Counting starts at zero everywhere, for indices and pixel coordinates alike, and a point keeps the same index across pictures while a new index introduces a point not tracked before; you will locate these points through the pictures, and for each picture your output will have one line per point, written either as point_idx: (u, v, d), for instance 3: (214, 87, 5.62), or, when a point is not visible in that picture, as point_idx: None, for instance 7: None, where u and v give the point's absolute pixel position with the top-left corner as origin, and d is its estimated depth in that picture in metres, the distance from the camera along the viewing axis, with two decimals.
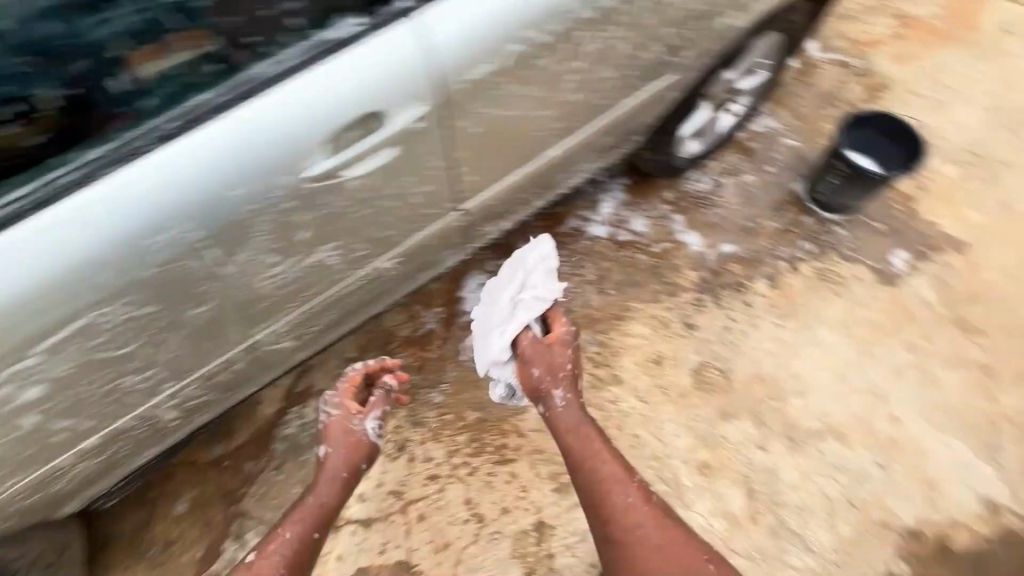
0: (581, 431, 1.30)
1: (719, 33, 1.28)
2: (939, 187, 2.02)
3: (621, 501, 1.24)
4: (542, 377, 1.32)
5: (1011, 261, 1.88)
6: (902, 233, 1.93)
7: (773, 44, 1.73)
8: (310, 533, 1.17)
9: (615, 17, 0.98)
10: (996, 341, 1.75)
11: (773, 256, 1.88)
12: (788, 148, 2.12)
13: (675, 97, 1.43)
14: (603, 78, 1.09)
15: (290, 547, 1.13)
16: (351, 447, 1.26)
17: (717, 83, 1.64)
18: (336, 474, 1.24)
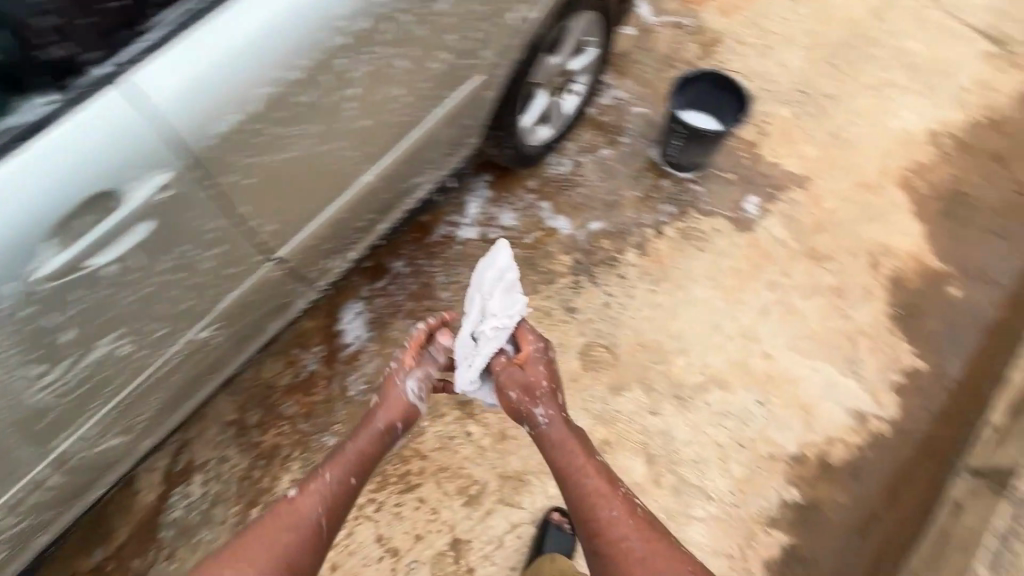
0: (566, 447, 1.31)
1: (517, 28, 1.27)
2: (777, 129, 2.15)
3: (607, 514, 1.21)
4: (519, 399, 1.34)
5: (847, 186, 2.04)
6: (749, 180, 2.05)
7: (592, 22, 1.77)
8: (347, 480, 1.22)
9: (376, 36, 0.94)
10: (844, 262, 1.90)
11: (638, 225, 1.95)
12: (637, 115, 2.18)
13: (495, 95, 1.42)
14: (390, 98, 1.05)
15: (328, 490, 1.19)
16: (395, 404, 1.31)
17: (540, 69, 1.66)
18: (378, 432, 1.28)
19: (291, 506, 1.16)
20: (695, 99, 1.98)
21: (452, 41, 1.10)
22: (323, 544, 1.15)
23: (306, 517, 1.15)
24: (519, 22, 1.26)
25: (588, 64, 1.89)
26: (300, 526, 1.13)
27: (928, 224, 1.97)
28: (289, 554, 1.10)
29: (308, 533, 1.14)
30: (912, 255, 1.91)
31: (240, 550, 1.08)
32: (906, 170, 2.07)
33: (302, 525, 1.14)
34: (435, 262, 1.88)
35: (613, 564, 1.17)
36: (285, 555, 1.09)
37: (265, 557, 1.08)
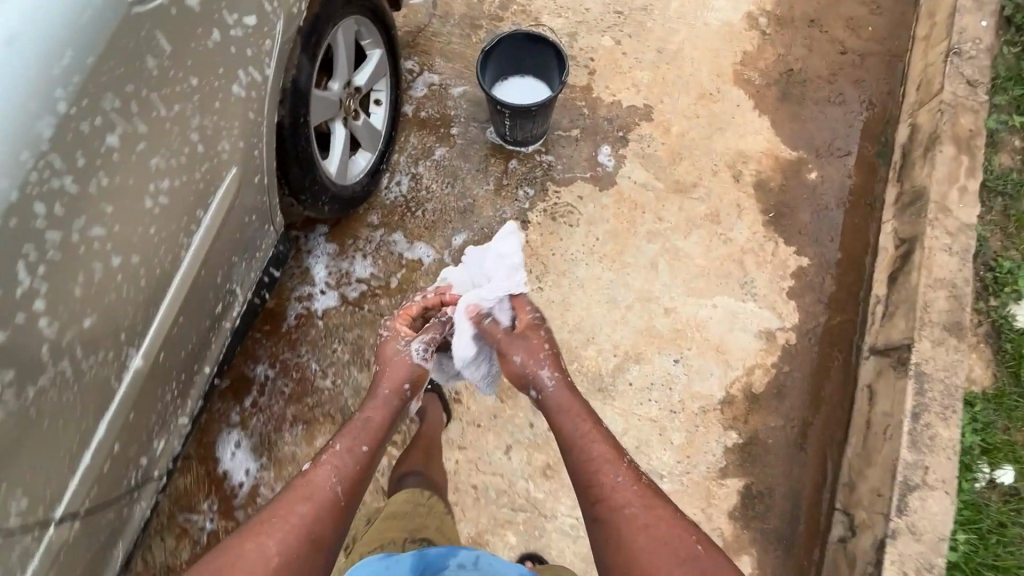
0: (571, 411, 1.25)
1: (253, 97, 1.00)
2: (603, 62, 2.00)
3: (609, 475, 1.14)
4: (521, 361, 1.32)
5: (690, 101, 1.95)
6: (595, 129, 1.92)
7: (363, 26, 1.49)
8: (357, 449, 1.16)
9: (24, 230, 0.67)
10: (710, 183, 1.85)
11: (501, 222, 1.79)
12: (459, 97, 1.95)
13: (271, 169, 1.16)
14: (106, 274, 0.79)
15: (340, 460, 1.13)
16: (398, 369, 1.30)
17: (321, 108, 1.37)
18: (387, 401, 1.27)
19: (309, 477, 1.09)
20: (507, 75, 1.80)
21: (161, 164, 0.83)
22: (345, 514, 1.09)
23: (321, 486, 1.08)
24: (253, 90, 0.99)
25: (381, 71, 1.62)
26: (316, 497, 1.06)
27: (773, 114, 1.95)
28: (308, 526, 1.03)
29: (330, 505, 1.07)
30: (768, 152, 1.89)
31: (258, 527, 1.01)
32: (737, 63, 2.01)
33: (319, 496, 1.07)
34: (302, 348, 1.64)
35: (613, 531, 1.08)
36: (303, 527, 1.02)
37: (282, 534, 1.00)
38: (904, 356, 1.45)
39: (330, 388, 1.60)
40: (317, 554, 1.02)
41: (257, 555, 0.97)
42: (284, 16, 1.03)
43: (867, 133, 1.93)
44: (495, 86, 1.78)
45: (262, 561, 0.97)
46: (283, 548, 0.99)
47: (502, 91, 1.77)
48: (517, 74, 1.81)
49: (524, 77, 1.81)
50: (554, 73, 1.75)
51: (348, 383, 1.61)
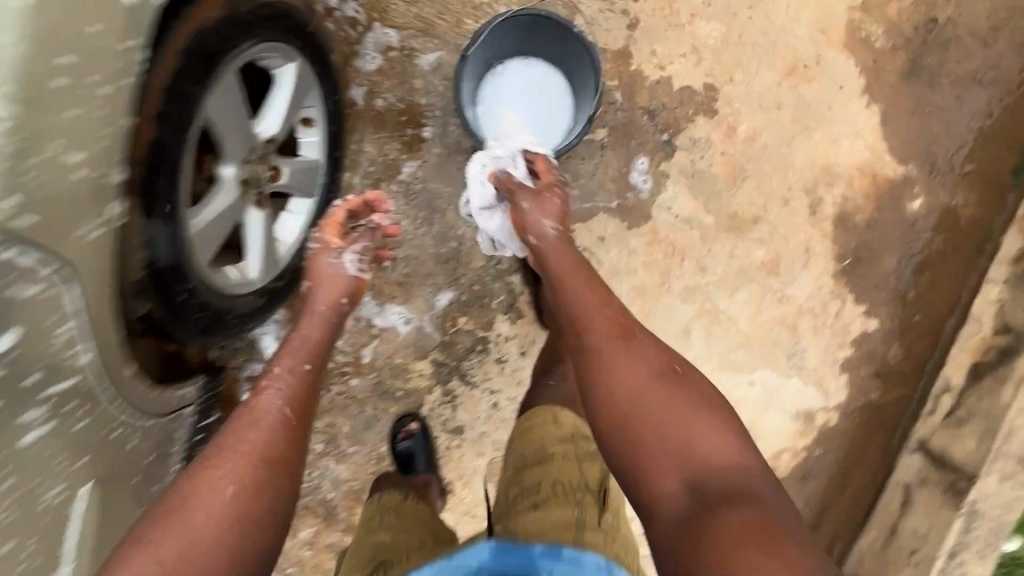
0: (566, 256, 0.99)
1: (76, 403, 0.68)
2: (650, 5, 1.31)
3: (583, 296, 0.91)
4: (528, 210, 1.05)
5: (771, 79, 1.33)
6: (630, 129, 1.34)
7: (264, 50, 0.88)
8: (300, 366, 0.93)
9: None
10: (776, 216, 1.37)
11: (495, 274, 1.37)
12: (430, 73, 1.31)
13: (142, 395, 0.83)
14: None
15: (284, 379, 0.89)
16: (334, 281, 1.08)
17: (218, 227, 0.89)
18: (318, 311, 1.04)
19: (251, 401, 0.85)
20: (506, 61, 1.22)
21: None
22: (304, 435, 0.85)
23: (268, 408, 0.84)
24: (70, 401, 0.67)
25: (301, 95, 1.02)
26: (263, 420, 0.82)
27: (886, 102, 1.35)
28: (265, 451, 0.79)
29: (286, 420, 0.84)
30: (863, 167, 1.37)
31: (200, 472, 0.75)
32: (855, 9, 1.32)
33: (267, 419, 0.83)
34: None
35: (604, 366, 0.82)
36: (258, 453, 0.78)
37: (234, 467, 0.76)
38: (961, 485, 1.29)
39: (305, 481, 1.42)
40: (284, 481, 0.79)
41: (208, 496, 0.72)
42: (92, 260, 0.65)
43: (1013, 135, 1.37)
44: (488, 89, 1.23)
45: (209, 501, 0.73)
46: (237, 480, 0.75)
47: (500, 98, 1.23)
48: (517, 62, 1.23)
49: (533, 67, 1.23)
50: (580, 69, 1.19)
51: (325, 477, 1.42)
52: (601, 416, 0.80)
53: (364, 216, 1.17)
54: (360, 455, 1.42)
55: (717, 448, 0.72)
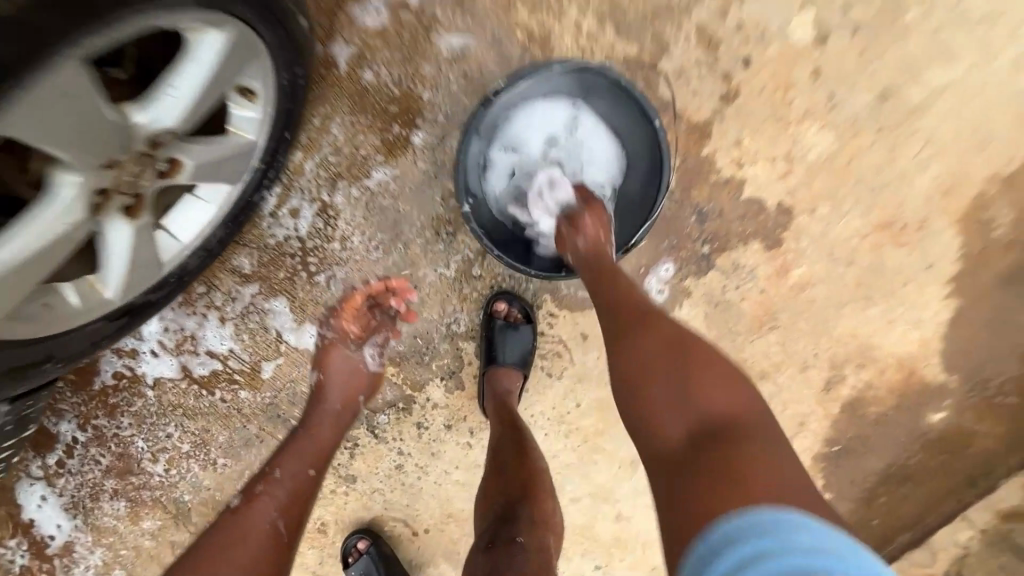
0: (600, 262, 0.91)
1: None
2: (761, 81, 0.97)
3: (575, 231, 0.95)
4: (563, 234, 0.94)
5: (855, 226, 1.05)
6: (670, 225, 1.05)
7: (178, 20, 0.59)
8: (304, 471, 0.97)
9: None
10: (785, 378, 1.15)
11: (448, 333, 1.12)
12: (447, 61, 0.96)
13: None
14: None
15: (284, 489, 0.94)
16: (349, 377, 1.06)
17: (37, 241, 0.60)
18: (331, 409, 1.04)
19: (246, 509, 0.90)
20: (522, 103, 0.99)
21: None
22: (286, 556, 0.89)
23: (257, 523, 0.89)
24: None
25: (228, 80, 0.69)
26: (251, 537, 0.87)
27: (969, 299, 1.10)
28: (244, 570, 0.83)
29: (282, 526, 0.91)
30: (906, 359, 1.14)
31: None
32: (995, 178, 1.02)
33: (254, 535, 0.87)
34: (125, 418, 1.18)
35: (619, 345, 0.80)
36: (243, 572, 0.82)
37: None
38: None
39: (160, 473, 1.22)
40: None
41: None
42: None
43: None
44: (513, 128, 1.01)
45: None
46: None
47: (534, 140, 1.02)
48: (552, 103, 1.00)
49: (568, 101, 1.01)
50: (631, 118, 0.97)
51: (185, 477, 1.23)
52: (609, 345, 0.81)
53: (385, 302, 1.07)
54: (230, 469, 1.22)
55: (718, 397, 0.72)
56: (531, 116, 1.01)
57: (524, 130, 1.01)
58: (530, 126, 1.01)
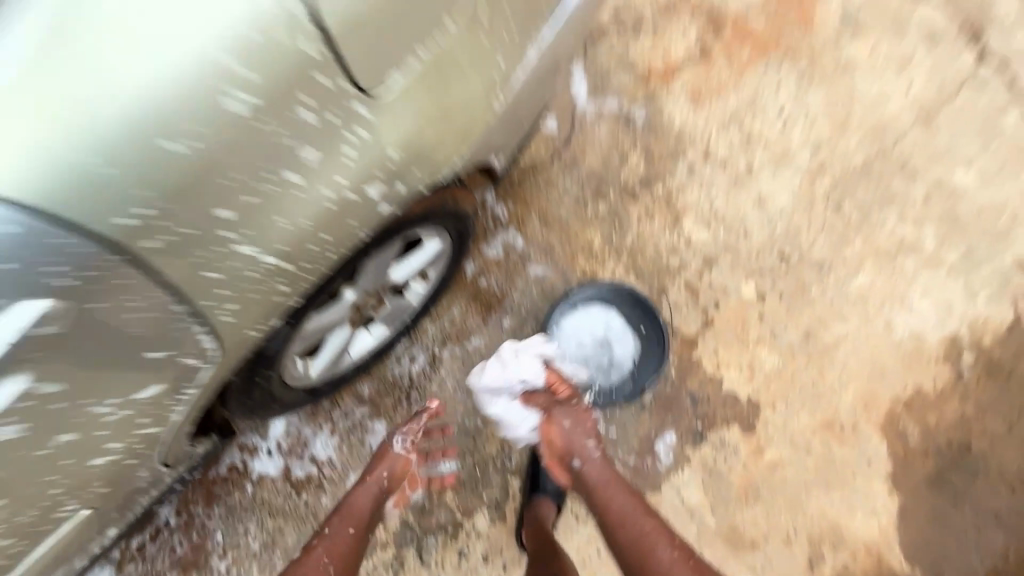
0: (609, 491, 1.10)
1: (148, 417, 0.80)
2: (728, 316, 1.51)
3: (587, 450, 1.16)
4: (568, 429, 1.19)
5: (807, 424, 1.45)
6: (673, 404, 1.46)
7: (425, 231, 1.13)
8: (346, 528, 1.11)
9: None
10: (773, 550, 1.38)
11: (501, 467, 1.43)
12: (532, 279, 1.54)
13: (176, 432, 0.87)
14: None
15: (333, 542, 1.09)
16: (384, 460, 1.23)
17: (321, 325, 1.06)
18: (376, 489, 1.19)
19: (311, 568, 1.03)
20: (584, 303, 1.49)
21: None
22: None
23: (309, 565, 1.03)
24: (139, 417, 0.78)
25: (425, 263, 1.23)
26: None
27: (908, 496, 1.41)
28: None
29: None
30: (870, 546, 1.39)
31: None
32: (899, 401, 1.46)
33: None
34: (218, 508, 1.40)
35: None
36: None
37: None
38: None
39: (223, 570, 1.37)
40: None
41: None
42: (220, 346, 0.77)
43: None
44: (580, 316, 1.49)
45: None
46: None
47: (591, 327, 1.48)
48: (607, 310, 1.50)
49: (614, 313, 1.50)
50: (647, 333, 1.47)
51: None
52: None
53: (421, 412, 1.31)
54: None
55: None
56: (592, 314, 1.49)
57: (587, 320, 1.48)
58: (591, 321, 1.48)
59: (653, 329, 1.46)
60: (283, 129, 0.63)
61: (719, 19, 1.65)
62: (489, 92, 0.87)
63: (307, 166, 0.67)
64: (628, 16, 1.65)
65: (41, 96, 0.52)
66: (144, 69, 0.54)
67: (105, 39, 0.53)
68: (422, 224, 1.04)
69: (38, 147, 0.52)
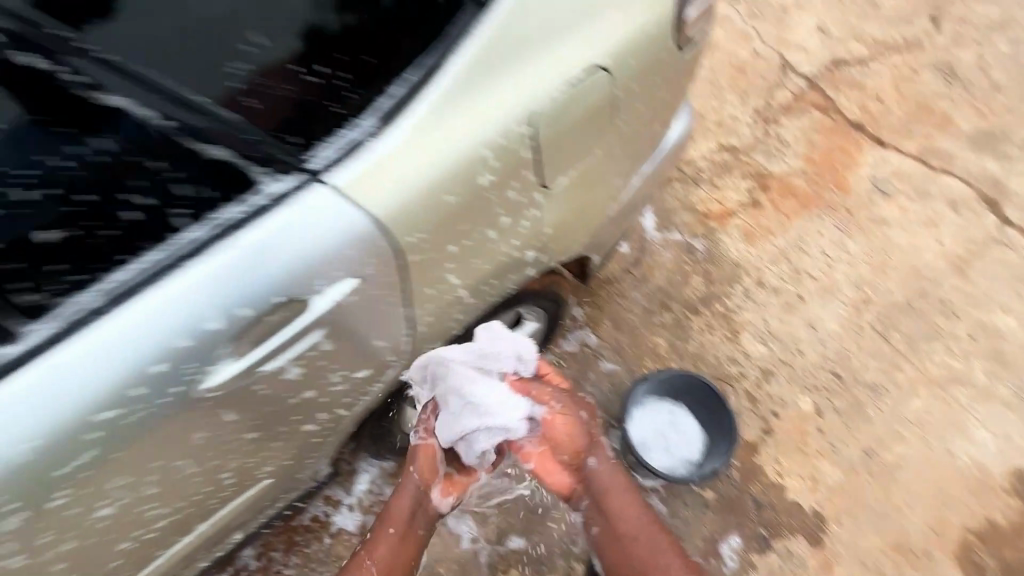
0: (621, 501, 1.00)
1: (326, 432, 0.89)
2: (787, 426, 1.61)
3: (603, 450, 1.01)
4: (584, 422, 0.97)
5: (875, 543, 1.46)
6: (738, 506, 1.50)
7: (527, 311, 1.35)
8: (388, 533, 0.97)
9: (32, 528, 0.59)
10: None
11: (567, 550, 1.46)
12: (603, 374, 1.71)
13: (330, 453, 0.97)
14: None
15: (382, 553, 0.96)
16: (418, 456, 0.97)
17: None
18: (413, 491, 0.97)
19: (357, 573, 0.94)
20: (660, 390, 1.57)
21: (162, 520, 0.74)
22: None
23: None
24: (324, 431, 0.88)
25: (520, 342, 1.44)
26: None
27: None
28: None
29: None
30: None
31: None
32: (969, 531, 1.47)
33: None
34: (295, 559, 1.47)
35: None
36: None
37: None
38: None
39: None
40: None
41: None
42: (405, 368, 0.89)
43: None
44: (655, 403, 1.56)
45: None
46: None
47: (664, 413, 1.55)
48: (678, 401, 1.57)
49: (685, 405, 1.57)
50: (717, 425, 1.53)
51: None
52: None
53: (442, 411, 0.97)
54: None
55: None
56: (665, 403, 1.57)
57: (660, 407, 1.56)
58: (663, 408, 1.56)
59: (726, 417, 1.50)
60: (503, 197, 0.81)
61: (766, 177, 2.01)
62: (614, 194, 1.07)
63: (501, 225, 0.84)
64: (692, 169, 2.03)
65: (427, 128, 0.69)
66: (468, 136, 0.72)
67: (451, 106, 0.71)
68: (531, 301, 1.26)
69: (374, 170, 0.66)
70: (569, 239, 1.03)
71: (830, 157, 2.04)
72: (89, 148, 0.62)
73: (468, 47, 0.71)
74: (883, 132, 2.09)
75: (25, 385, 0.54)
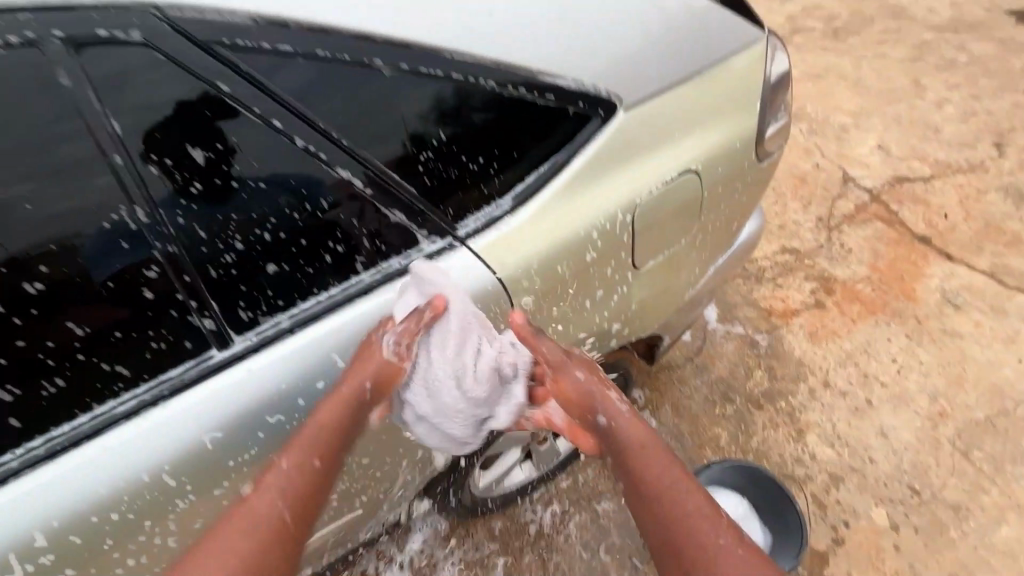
0: (645, 456, 0.86)
1: (415, 467, 0.99)
2: (860, 538, 1.53)
3: (615, 404, 0.91)
4: (583, 381, 0.91)
5: None
6: None
7: None
8: (312, 463, 0.75)
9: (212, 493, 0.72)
10: None
11: None
12: None
13: (409, 490, 1.04)
14: None
15: (291, 484, 0.74)
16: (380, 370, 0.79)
17: (503, 444, 1.27)
18: (353, 405, 0.77)
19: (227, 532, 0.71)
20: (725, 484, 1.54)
21: None
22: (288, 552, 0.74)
23: (263, 515, 0.73)
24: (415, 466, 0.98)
25: None
26: (256, 525, 0.72)
27: None
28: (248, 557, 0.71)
29: (300, 514, 0.76)
30: None
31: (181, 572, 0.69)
32: None
33: (255, 524, 0.72)
34: None
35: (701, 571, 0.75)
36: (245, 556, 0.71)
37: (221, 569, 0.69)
38: None
39: None
40: None
41: None
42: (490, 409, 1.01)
43: None
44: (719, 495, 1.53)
45: None
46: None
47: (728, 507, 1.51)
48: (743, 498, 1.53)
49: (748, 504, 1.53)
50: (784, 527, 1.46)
51: None
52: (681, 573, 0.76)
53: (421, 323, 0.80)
54: None
55: None
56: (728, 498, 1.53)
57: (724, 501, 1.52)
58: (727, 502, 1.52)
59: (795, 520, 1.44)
60: (603, 273, 0.93)
61: (830, 281, 2.06)
62: (693, 280, 1.17)
63: (596, 297, 0.95)
64: (755, 269, 2.11)
65: (549, 209, 0.85)
66: (580, 218, 0.87)
67: (569, 194, 0.86)
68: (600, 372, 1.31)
69: (503, 242, 0.82)
70: (649, 318, 1.12)
71: (896, 267, 2.08)
72: (289, 206, 0.69)
73: (589, 150, 0.87)
74: (951, 246, 2.12)
75: (221, 384, 0.70)
